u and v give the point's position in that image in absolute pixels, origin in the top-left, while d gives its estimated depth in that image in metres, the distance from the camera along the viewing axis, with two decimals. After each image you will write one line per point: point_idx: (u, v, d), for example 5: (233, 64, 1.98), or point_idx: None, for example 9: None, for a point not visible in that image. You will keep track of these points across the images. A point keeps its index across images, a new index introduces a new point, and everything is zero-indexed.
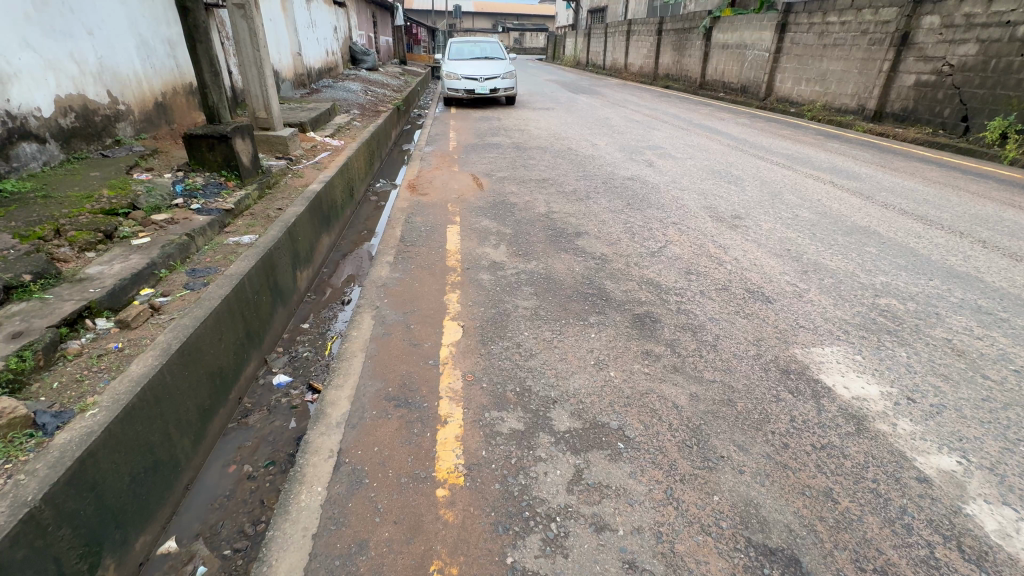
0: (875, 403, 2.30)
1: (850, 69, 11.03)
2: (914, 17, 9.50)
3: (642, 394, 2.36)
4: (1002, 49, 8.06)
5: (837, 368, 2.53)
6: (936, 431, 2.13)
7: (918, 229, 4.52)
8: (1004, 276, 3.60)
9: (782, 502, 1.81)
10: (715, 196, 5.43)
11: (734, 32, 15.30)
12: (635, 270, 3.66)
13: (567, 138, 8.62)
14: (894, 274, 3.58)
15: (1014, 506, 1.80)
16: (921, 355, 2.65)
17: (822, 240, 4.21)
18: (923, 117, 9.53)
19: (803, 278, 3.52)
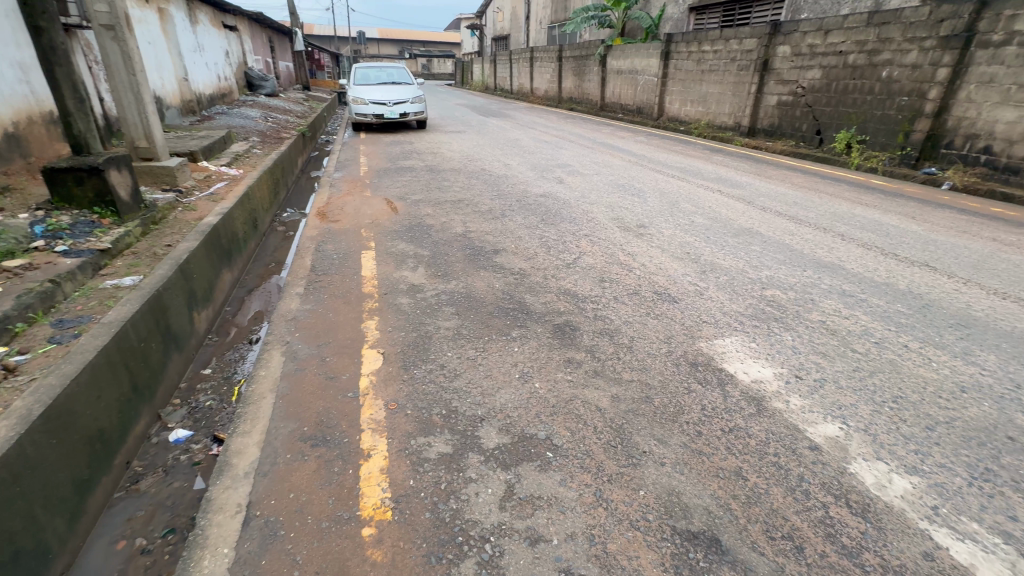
0: (770, 383, 2.55)
1: (726, 91, 12.47)
2: (770, 47, 10.99)
3: (567, 402, 2.41)
4: (839, 74, 9.56)
5: (737, 357, 2.78)
6: (820, 403, 2.40)
7: (792, 227, 5.14)
8: (861, 263, 4.19)
9: (699, 486, 1.93)
10: (621, 208, 5.79)
11: (625, 59, 16.69)
12: (552, 282, 3.78)
13: (480, 159, 8.78)
14: (775, 268, 4.03)
15: (885, 459, 2.06)
16: (803, 337, 2.98)
17: (715, 242, 4.65)
18: (786, 131, 10.97)
19: (702, 277, 3.85)
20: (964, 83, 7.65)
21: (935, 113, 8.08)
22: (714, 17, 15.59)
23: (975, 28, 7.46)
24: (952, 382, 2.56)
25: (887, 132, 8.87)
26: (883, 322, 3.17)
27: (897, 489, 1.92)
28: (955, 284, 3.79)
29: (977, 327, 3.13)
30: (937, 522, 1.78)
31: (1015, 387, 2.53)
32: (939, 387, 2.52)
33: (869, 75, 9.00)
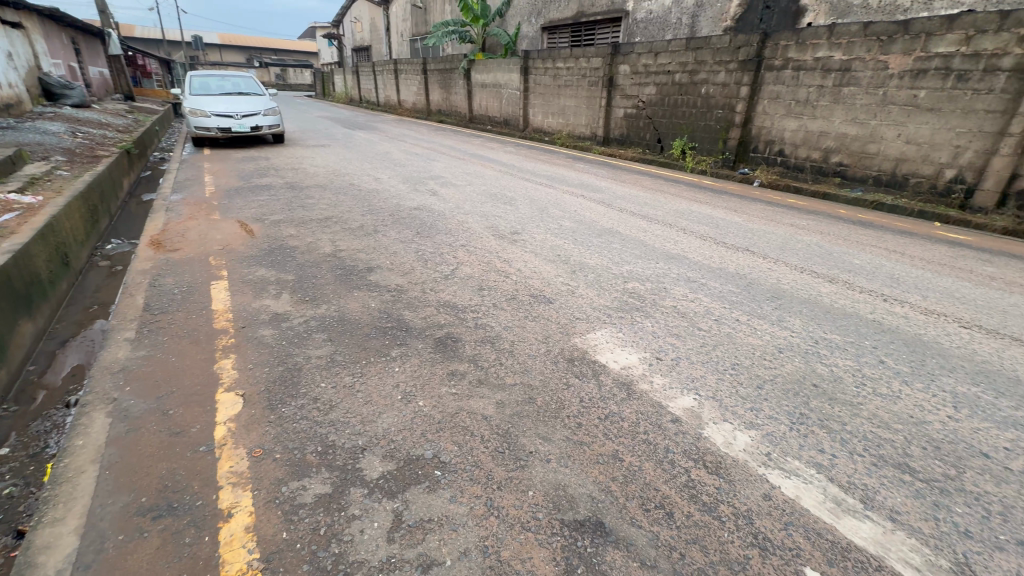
0: (636, 367, 2.81)
1: (580, 104, 13.60)
2: (613, 66, 12.26)
3: (452, 415, 2.37)
4: (669, 90, 11.02)
5: (608, 347, 3.01)
6: (678, 379, 2.70)
7: (644, 225, 5.76)
8: (700, 252, 4.84)
9: (582, 476, 2.03)
10: (495, 216, 5.94)
11: (488, 73, 17.29)
12: (431, 295, 3.73)
13: (347, 174, 8.36)
14: (634, 263, 4.47)
15: (729, 419, 2.39)
16: (660, 322, 3.34)
17: (582, 243, 5.01)
18: (634, 140, 12.31)
19: (572, 276, 4.12)
20: (760, 99, 9.34)
21: (743, 123, 9.73)
22: (564, 37, 16.92)
23: (762, 54, 9.15)
24: (772, 345, 3.08)
25: (710, 140, 10.44)
26: (719, 302, 3.69)
27: (741, 444, 2.23)
28: (768, 264, 4.57)
29: (786, 297, 3.81)
30: (770, 466, 2.10)
31: (814, 342, 3.12)
32: (763, 351, 3.00)
33: (692, 91, 10.52)
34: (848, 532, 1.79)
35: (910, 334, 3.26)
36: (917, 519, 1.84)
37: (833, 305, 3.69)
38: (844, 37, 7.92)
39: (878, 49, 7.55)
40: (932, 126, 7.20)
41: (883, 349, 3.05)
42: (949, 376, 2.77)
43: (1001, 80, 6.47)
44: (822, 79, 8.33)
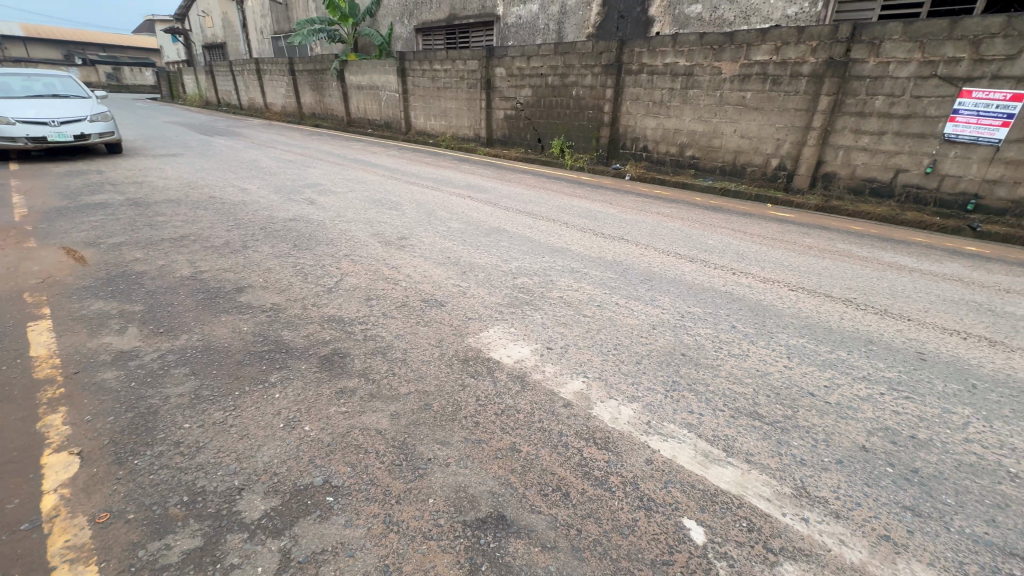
0: (528, 359, 2.90)
1: (461, 106, 13.69)
2: (489, 68, 12.53)
3: (343, 435, 2.24)
4: (544, 91, 11.56)
5: (500, 343, 3.08)
6: (568, 365, 2.85)
7: (530, 222, 5.98)
8: (582, 244, 5.17)
9: (482, 473, 2.05)
10: (380, 223, 5.73)
11: (363, 75, 16.61)
12: (313, 311, 3.48)
13: (206, 186, 7.46)
14: (522, 259, 4.62)
15: (615, 396, 2.58)
16: (549, 314, 3.49)
17: (471, 243, 5.05)
18: (515, 140, 12.71)
19: (463, 277, 4.13)
20: (623, 100, 10.22)
21: (611, 123, 10.55)
22: (439, 39, 16.89)
23: (621, 59, 10.00)
24: (647, 323, 3.38)
25: (584, 139, 11.17)
26: (601, 288, 3.97)
27: (625, 417, 2.41)
28: (640, 250, 5.03)
29: (656, 279, 4.21)
30: (651, 433, 2.31)
31: (680, 316, 3.50)
32: (639, 329, 3.29)
33: (564, 93, 11.16)
34: (715, 479, 2.04)
35: (753, 301, 3.80)
36: (765, 456, 2.16)
37: (694, 282, 4.17)
38: (686, 45, 8.97)
39: (713, 56, 8.68)
40: (759, 123, 8.48)
41: (735, 315, 3.53)
42: (783, 332, 3.29)
43: (804, 83, 7.83)
44: (672, 83, 9.36)
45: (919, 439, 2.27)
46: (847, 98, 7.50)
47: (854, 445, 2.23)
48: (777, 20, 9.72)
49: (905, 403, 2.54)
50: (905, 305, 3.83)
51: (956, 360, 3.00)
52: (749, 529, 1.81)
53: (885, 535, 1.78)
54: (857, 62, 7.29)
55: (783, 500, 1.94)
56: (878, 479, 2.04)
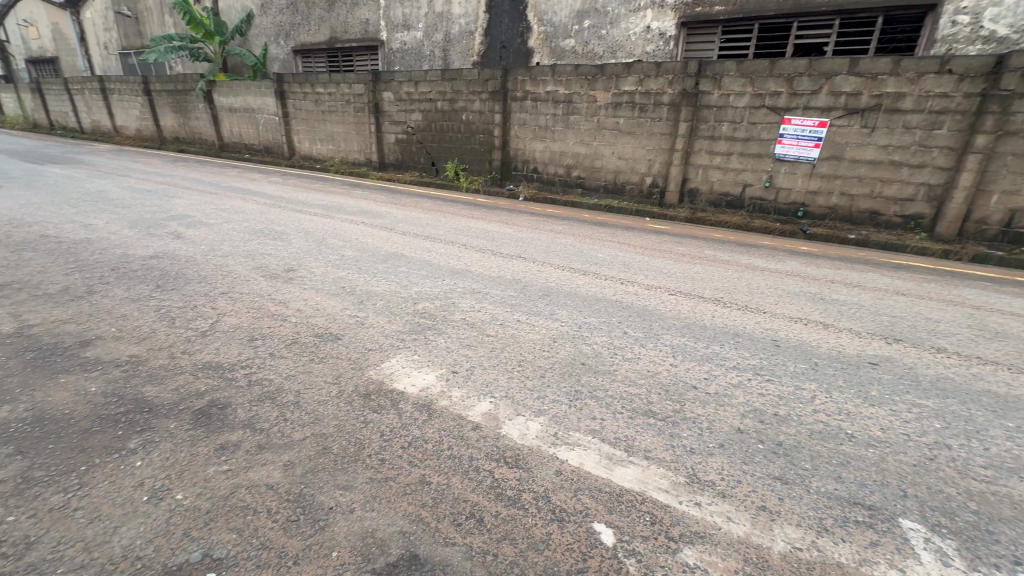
0: (434, 386, 2.84)
1: (349, 130, 13.26)
2: (376, 92, 12.33)
3: (227, 497, 1.98)
4: (434, 116, 11.66)
5: (404, 373, 2.97)
6: (475, 387, 2.83)
7: (429, 245, 5.92)
8: (481, 264, 5.23)
9: (391, 514, 1.93)
10: (263, 255, 5.27)
11: (236, 96, 15.37)
12: (185, 359, 3.06)
13: (35, 222, 6.28)
14: (422, 283, 4.55)
15: (523, 413, 2.61)
16: (454, 337, 3.47)
17: (368, 271, 4.85)
18: (408, 163, 12.58)
19: (360, 307, 3.94)
20: (512, 125, 10.68)
21: (501, 146, 10.94)
22: (320, 61, 16.28)
23: (506, 86, 10.47)
24: (548, 337, 3.50)
25: (477, 161, 11.42)
26: (502, 307, 4.04)
27: (532, 432, 2.45)
28: (538, 266, 5.23)
29: (553, 294, 4.40)
30: (558, 444, 2.38)
31: (579, 327, 3.69)
32: (541, 343, 3.40)
33: (454, 117, 11.36)
34: (620, 480, 2.15)
35: (641, 307, 4.14)
36: (661, 451, 2.33)
37: (588, 293, 4.43)
38: (564, 75, 9.69)
39: (588, 85, 9.47)
40: (632, 146, 9.39)
41: (626, 322, 3.80)
42: (667, 333, 3.62)
43: (665, 111, 8.86)
44: (555, 109, 10.02)
45: (780, 415, 2.62)
46: (700, 124, 8.62)
47: (732, 429, 2.50)
48: (639, 55, 10.92)
49: (768, 385, 2.93)
50: (761, 300, 4.45)
51: (802, 343, 3.55)
52: (652, 522, 1.93)
53: (762, 505, 2.01)
54: (705, 93, 8.44)
55: (678, 489, 2.10)
56: (752, 455, 2.30)
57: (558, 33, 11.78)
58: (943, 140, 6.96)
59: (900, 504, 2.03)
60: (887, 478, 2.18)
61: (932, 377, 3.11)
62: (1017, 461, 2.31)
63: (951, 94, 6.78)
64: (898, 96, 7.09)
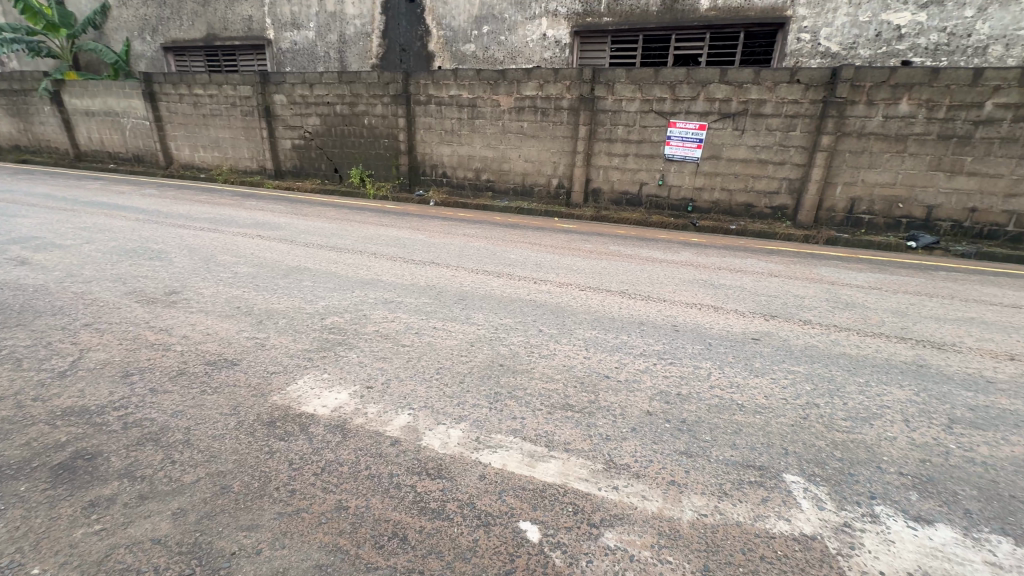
0: (347, 404, 2.68)
1: (237, 136, 12.18)
2: (266, 95, 11.45)
3: (102, 562, 1.70)
4: (333, 120, 11.10)
5: (313, 394, 2.77)
6: (392, 401, 2.73)
7: (335, 256, 5.61)
8: (393, 272, 5.08)
9: (304, 548, 1.79)
10: (138, 278, 4.64)
11: (92, 98, 13.39)
12: (37, 406, 2.59)
13: None
14: (329, 296, 4.30)
15: (445, 421, 2.56)
16: (366, 350, 3.31)
17: (266, 288, 4.47)
18: (308, 170, 11.84)
19: (259, 328, 3.62)
20: (417, 129, 10.50)
21: (408, 151, 10.70)
22: (197, 60, 14.76)
23: (408, 90, 10.27)
24: (465, 342, 3.48)
25: (383, 167, 11.05)
26: (417, 315, 3.95)
27: (454, 440, 2.41)
28: (452, 271, 5.19)
29: (468, 298, 4.39)
30: (481, 448, 2.37)
31: (495, 329, 3.72)
32: (458, 349, 3.36)
33: (355, 121, 10.90)
34: (542, 475, 2.19)
35: (554, 304, 4.28)
36: (580, 442, 2.42)
37: (503, 295, 4.48)
38: (466, 80, 9.73)
39: (491, 90, 9.60)
40: (537, 149, 9.68)
41: (541, 321, 3.89)
42: (580, 328, 3.78)
43: (566, 115, 9.25)
44: (459, 113, 10.02)
45: (683, 394, 2.85)
46: (598, 127, 9.13)
47: (642, 412, 2.67)
48: (537, 62, 11.28)
49: (671, 368, 3.17)
50: (661, 289, 4.81)
51: (697, 326, 3.89)
52: (575, 511, 1.99)
53: (672, 480, 2.17)
54: (600, 99, 8.95)
55: (597, 476, 2.19)
56: (661, 435, 2.47)
57: (458, 37, 11.80)
58: (797, 141, 8.05)
59: (783, 461, 2.30)
60: (772, 440, 2.46)
61: (801, 346, 3.57)
62: (867, 411, 2.74)
63: (800, 101, 7.86)
64: (761, 103, 8.07)
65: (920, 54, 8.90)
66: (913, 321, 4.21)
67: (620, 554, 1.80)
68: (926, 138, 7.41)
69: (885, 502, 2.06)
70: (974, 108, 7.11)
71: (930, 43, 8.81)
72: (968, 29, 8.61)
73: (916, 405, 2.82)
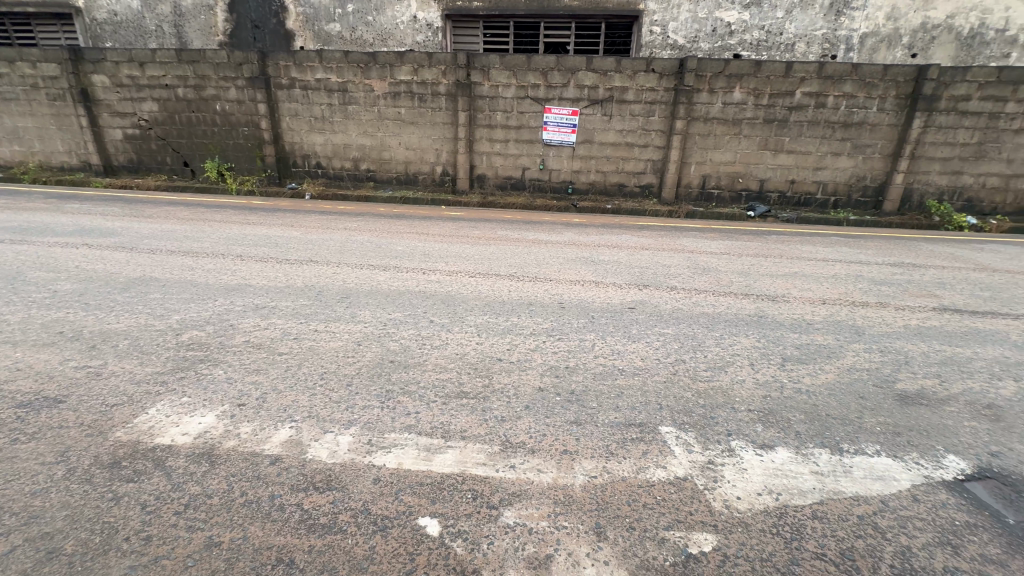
0: (215, 428, 2.37)
1: (46, 125, 10.00)
2: (81, 75, 9.54)
3: None
4: (176, 106, 9.64)
5: (169, 422, 2.40)
6: (269, 416, 2.47)
7: (190, 262, 4.91)
8: (263, 275, 4.59)
9: None
10: None
11: None
12: None
13: None
14: (185, 309, 3.75)
15: (333, 429, 2.38)
16: (235, 365, 2.95)
17: (99, 306, 3.76)
18: (149, 165, 10.15)
19: (93, 354, 3.03)
20: (281, 116, 9.55)
21: (273, 140, 9.70)
22: None
23: (266, 72, 9.26)
24: (351, 343, 3.27)
25: (245, 158, 9.89)
26: (295, 319, 3.62)
27: (344, 448, 2.26)
28: (333, 269, 4.84)
29: (352, 295, 4.13)
30: (374, 451, 2.25)
31: (384, 325, 3.55)
32: (344, 350, 3.16)
33: (204, 108, 9.59)
34: (440, 467, 2.16)
35: (444, 293, 4.22)
36: (476, 428, 2.42)
37: (390, 289, 4.31)
38: (333, 62, 9.05)
39: (362, 73, 9.06)
40: (418, 136, 9.41)
41: (431, 311, 3.82)
42: (471, 314, 3.78)
43: (443, 101, 9.08)
44: (329, 98, 9.32)
45: (571, 367, 3.01)
46: (477, 113, 9.13)
47: (534, 389, 2.76)
48: (410, 44, 10.88)
49: (559, 343, 3.32)
50: (547, 270, 5.00)
51: (581, 301, 4.12)
52: (474, 497, 2.00)
53: (563, 449, 2.28)
54: (477, 84, 8.94)
55: (494, 459, 2.22)
56: (553, 409, 2.58)
57: (319, 15, 10.90)
58: (657, 125, 8.86)
59: (659, 415, 2.55)
60: (648, 397, 2.71)
61: (670, 310, 3.98)
62: (722, 360, 3.15)
63: (656, 89, 8.63)
64: (624, 90, 8.70)
65: (746, 48, 10.29)
66: (753, 279, 4.92)
67: (519, 530, 1.85)
68: (755, 121, 8.63)
69: (740, 437, 2.39)
70: (788, 96, 8.42)
71: (753, 39, 10.22)
72: (780, 27, 10.13)
73: (759, 349, 3.32)
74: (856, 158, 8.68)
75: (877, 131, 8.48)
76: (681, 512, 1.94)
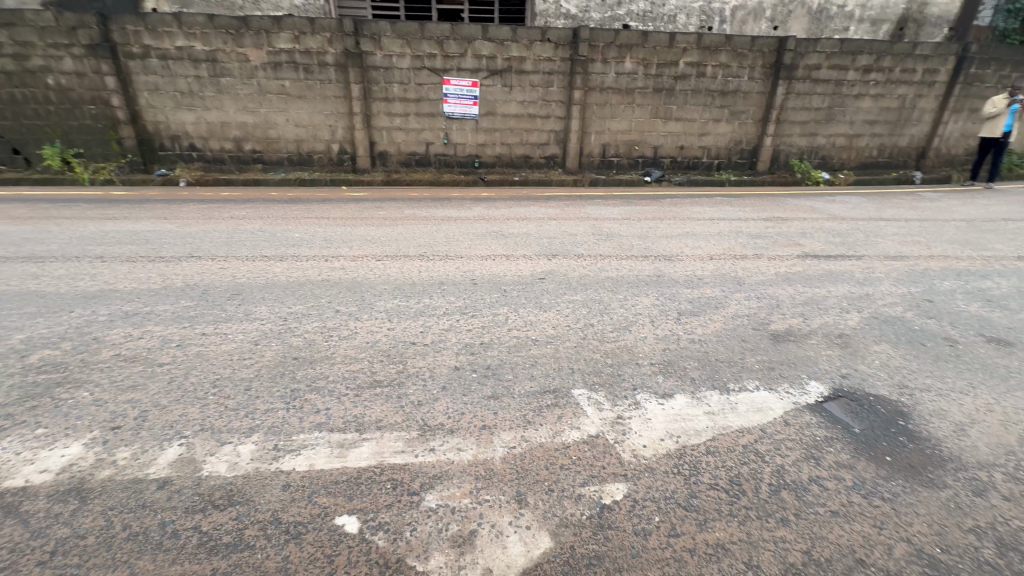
0: (84, 459, 2.06)
1: None
2: None
3: None
4: None
5: (20, 462, 2.04)
6: (152, 436, 2.20)
7: (33, 269, 4.14)
8: (132, 278, 4.01)
9: None
10: None
11: None
12: None
13: None
14: (31, 325, 3.17)
15: (230, 440, 2.18)
16: (104, 384, 2.57)
17: None
18: None
19: None
20: (137, 90, 8.24)
21: (130, 120, 8.37)
22: None
23: (111, 39, 7.89)
24: (246, 343, 2.99)
25: (96, 142, 8.44)
26: (176, 323, 3.22)
27: (246, 458, 2.08)
28: (219, 263, 4.36)
29: (244, 291, 3.76)
30: (281, 456, 2.10)
31: (283, 320, 3.29)
32: (238, 352, 2.89)
33: (32, 82, 8.00)
34: (355, 462, 2.08)
35: (349, 280, 4.00)
36: (392, 416, 2.36)
37: (289, 280, 3.99)
38: (195, 27, 7.93)
39: (232, 40, 8.06)
40: (307, 111, 8.65)
41: (336, 300, 3.61)
42: (380, 300, 3.63)
43: (332, 72, 8.41)
44: (195, 69, 8.20)
45: (486, 343, 3.02)
46: (371, 85, 8.58)
47: (450, 369, 2.74)
48: (287, 9, 9.84)
49: (473, 320, 3.31)
50: (457, 247, 4.93)
51: (493, 276, 4.12)
52: (394, 486, 1.96)
53: (482, 425, 2.30)
54: (368, 54, 8.36)
55: (413, 445, 2.18)
56: (470, 386, 2.59)
57: None
58: (556, 95, 8.97)
59: (572, 379, 2.66)
60: (561, 363, 2.82)
61: (577, 277, 4.13)
62: (626, 320, 3.35)
63: (553, 58, 8.70)
64: (522, 59, 8.66)
65: (634, 19, 10.68)
66: (651, 242, 5.26)
67: (442, 511, 1.85)
68: (646, 90, 9.07)
69: (644, 390, 2.58)
70: (673, 66, 8.93)
71: (639, 10, 10.64)
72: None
73: (658, 307, 3.58)
74: (734, 123, 9.51)
75: (749, 98, 9.34)
76: (595, 467, 2.06)
